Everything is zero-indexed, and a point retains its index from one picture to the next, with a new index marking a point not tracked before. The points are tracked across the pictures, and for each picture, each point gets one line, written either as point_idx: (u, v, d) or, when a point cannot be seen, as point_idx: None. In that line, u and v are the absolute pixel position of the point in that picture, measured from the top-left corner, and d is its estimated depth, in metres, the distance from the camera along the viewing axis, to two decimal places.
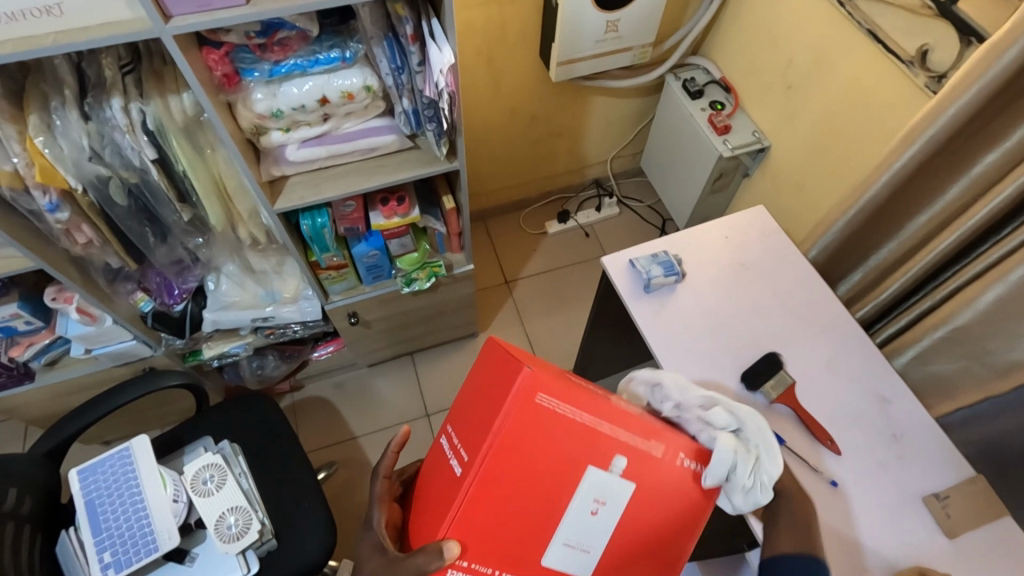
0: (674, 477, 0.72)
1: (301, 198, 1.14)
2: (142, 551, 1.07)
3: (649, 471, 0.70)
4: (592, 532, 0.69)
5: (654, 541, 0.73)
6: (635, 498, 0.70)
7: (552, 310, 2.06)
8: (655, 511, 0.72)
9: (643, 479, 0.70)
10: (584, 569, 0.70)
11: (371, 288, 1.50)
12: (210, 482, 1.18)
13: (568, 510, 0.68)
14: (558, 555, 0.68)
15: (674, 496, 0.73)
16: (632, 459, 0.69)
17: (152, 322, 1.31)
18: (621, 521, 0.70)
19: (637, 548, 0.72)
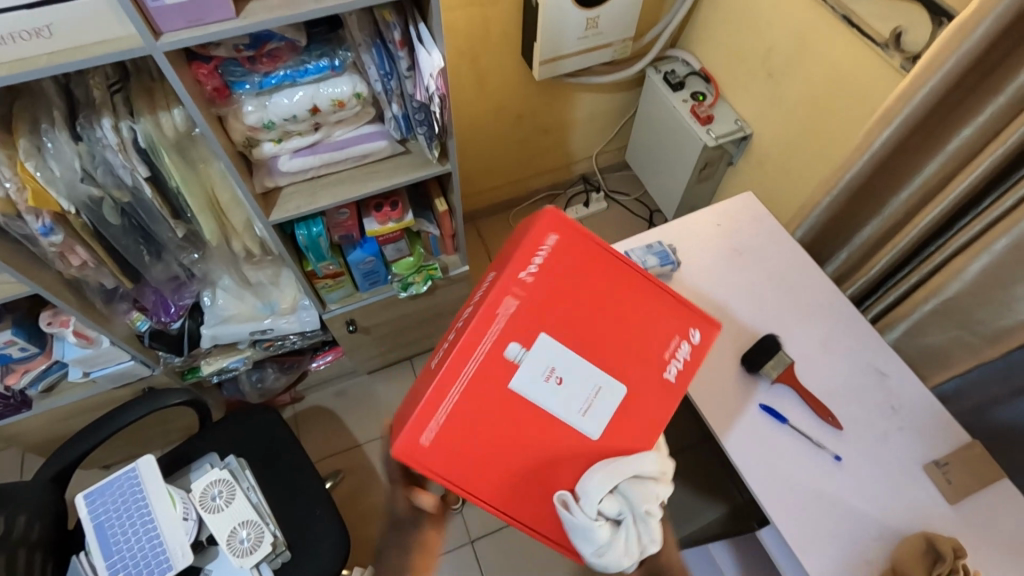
0: (562, 296, 0.79)
1: (296, 208, 1.14)
2: (157, 570, 1.07)
3: (537, 317, 0.78)
4: (579, 376, 0.79)
5: (619, 317, 0.81)
6: (558, 331, 0.79)
7: None
8: (596, 321, 0.80)
9: (544, 319, 0.78)
10: (614, 390, 0.80)
11: (368, 295, 1.50)
12: (218, 498, 1.17)
13: (549, 397, 0.77)
14: (593, 411, 0.79)
15: (583, 288, 0.81)
16: (518, 334, 0.77)
17: (150, 341, 1.31)
18: (580, 340, 0.79)
19: (609, 342, 0.81)
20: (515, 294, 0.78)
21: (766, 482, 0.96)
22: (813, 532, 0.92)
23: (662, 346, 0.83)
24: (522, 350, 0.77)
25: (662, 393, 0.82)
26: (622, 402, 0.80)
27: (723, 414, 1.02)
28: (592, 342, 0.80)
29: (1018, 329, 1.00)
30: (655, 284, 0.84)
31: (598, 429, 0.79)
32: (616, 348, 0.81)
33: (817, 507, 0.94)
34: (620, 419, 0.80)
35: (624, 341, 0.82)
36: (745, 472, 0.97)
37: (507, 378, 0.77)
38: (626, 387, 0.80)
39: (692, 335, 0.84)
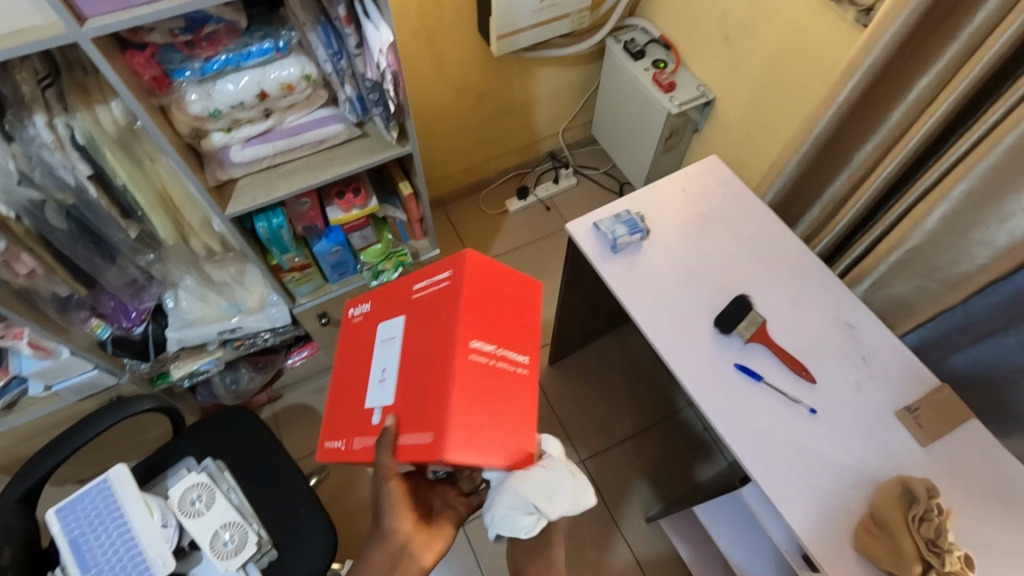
0: (340, 408, 0.92)
1: (253, 200, 1.10)
2: None
3: (349, 419, 0.90)
4: (376, 356, 0.91)
5: (350, 360, 0.95)
6: (354, 389, 0.91)
7: None
8: (350, 372, 0.94)
9: (351, 395, 0.92)
10: (383, 325, 0.93)
11: (338, 286, 1.47)
12: (198, 502, 1.15)
13: (389, 362, 0.88)
14: (384, 333, 0.92)
15: (336, 390, 0.95)
16: (361, 411, 0.88)
17: (113, 349, 1.27)
18: (356, 369, 0.93)
19: (360, 351, 0.94)
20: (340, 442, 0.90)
21: (743, 440, 0.97)
22: (795, 486, 0.94)
23: (356, 316, 0.99)
24: (368, 398, 0.88)
25: (385, 292, 0.97)
26: (393, 315, 0.93)
27: (700, 376, 1.03)
28: (362, 357, 0.93)
29: (976, 273, 1.02)
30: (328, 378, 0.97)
31: (398, 320, 0.91)
32: (363, 343, 0.95)
33: (796, 461, 0.96)
34: (395, 309, 0.93)
35: (356, 343, 0.96)
36: (723, 431, 0.98)
37: (383, 409, 0.85)
38: (380, 319, 0.94)
39: (352, 310, 1.01)
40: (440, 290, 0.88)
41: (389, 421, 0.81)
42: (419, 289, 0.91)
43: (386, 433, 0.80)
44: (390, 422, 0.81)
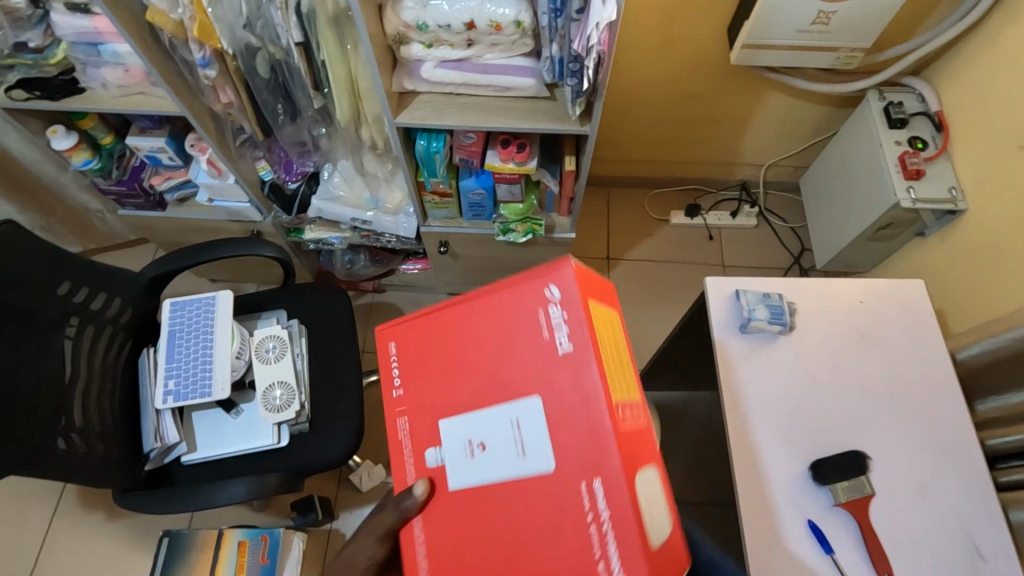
0: (431, 377, 0.76)
1: (423, 119, 1.11)
2: (198, 392, 1.20)
3: (426, 393, 0.76)
4: (495, 416, 0.70)
5: (483, 333, 0.73)
6: (452, 384, 0.74)
7: (642, 303, 1.96)
8: (468, 345, 0.74)
9: (438, 380, 0.75)
10: (534, 406, 0.68)
11: (468, 224, 1.49)
12: (271, 352, 1.30)
13: (490, 448, 0.70)
14: (525, 417, 0.69)
15: (439, 339, 0.76)
16: (431, 420, 0.75)
17: (268, 192, 1.41)
18: (467, 381, 0.73)
19: (492, 352, 0.72)
20: (398, 389, 0.78)
21: None
22: None
23: (543, 317, 0.70)
24: (444, 422, 0.74)
25: (583, 383, 0.66)
26: (549, 423, 0.67)
27: (764, 513, 0.89)
28: (483, 378, 0.72)
29: None
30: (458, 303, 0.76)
31: (546, 455, 0.67)
32: (497, 351, 0.72)
33: None
34: (573, 432, 0.66)
35: (511, 345, 0.71)
36: None
37: (442, 467, 0.73)
38: (539, 392, 0.68)
39: (554, 295, 0.70)
40: (590, 549, 0.64)
41: (417, 489, 0.73)
42: (592, 483, 0.64)
43: (406, 502, 0.72)
44: (421, 492, 0.73)
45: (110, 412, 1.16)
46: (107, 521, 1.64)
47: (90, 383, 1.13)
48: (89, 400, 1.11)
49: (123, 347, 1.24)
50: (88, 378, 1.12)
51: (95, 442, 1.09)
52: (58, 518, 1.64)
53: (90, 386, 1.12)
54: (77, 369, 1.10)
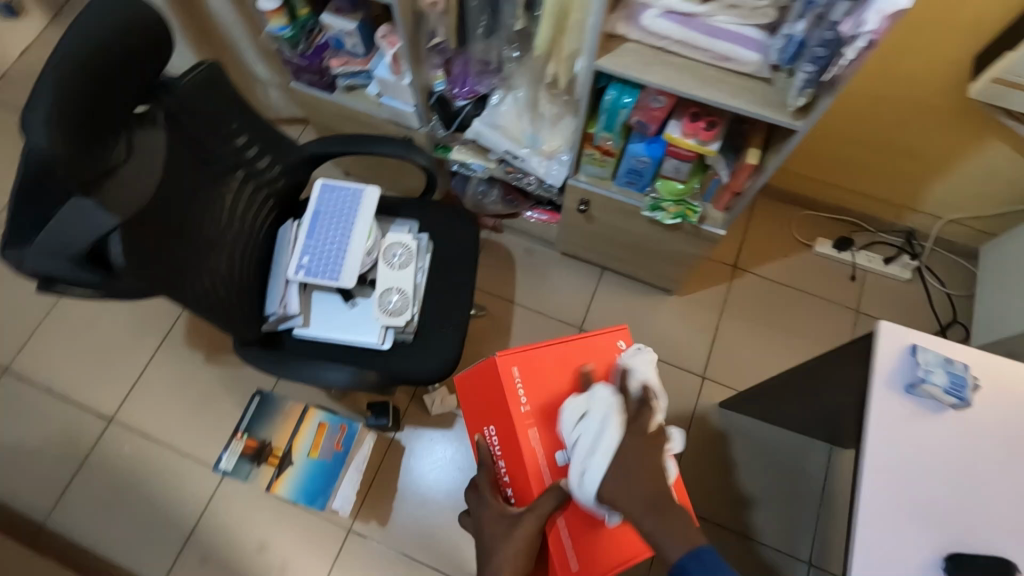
0: (555, 386, 1.02)
1: (626, 67, 1.05)
2: (326, 274, 1.24)
3: (550, 409, 1.01)
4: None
5: (575, 376, 1.04)
6: (565, 405, 1.02)
7: (755, 323, 1.85)
8: (566, 388, 1.03)
9: (543, 394, 1.01)
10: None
11: (616, 189, 1.43)
12: (397, 258, 1.34)
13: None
14: None
15: (546, 368, 1.03)
16: (554, 441, 0.99)
17: (434, 102, 1.42)
18: (569, 396, 1.02)
19: (578, 377, 1.04)
20: (526, 404, 1.00)
21: None
22: None
23: (608, 371, 1.04)
24: (566, 430, 1.00)
25: (611, 381, 1.05)
26: None
27: None
28: (566, 416, 1.02)
29: None
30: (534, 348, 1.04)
31: None
32: (581, 379, 1.04)
33: None
34: None
35: (600, 379, 1.04)
36: None
37: (572, 465, 0.98)
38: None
39: (623, 346, 1.07)
40: (619, 517, 0.97)
41: (569, 478, 0.95)
42: (647, 452, 1.01)
43: (560, 492, 0.95)
44: (564, 486, 0.96)
45: (246, 267, 1.21)
46: (203, 364, 1.77)
47: (236, 236, 1.18)
48: (232, 251, 1.17)
49: (270, 212, 1.29)
50: (237, 230, 1.18)
51: (229, 289, 1.15)
52: (164, 347, 1.80)
53: (237, 237, 1.19)
54: (229, 220, 1.16)
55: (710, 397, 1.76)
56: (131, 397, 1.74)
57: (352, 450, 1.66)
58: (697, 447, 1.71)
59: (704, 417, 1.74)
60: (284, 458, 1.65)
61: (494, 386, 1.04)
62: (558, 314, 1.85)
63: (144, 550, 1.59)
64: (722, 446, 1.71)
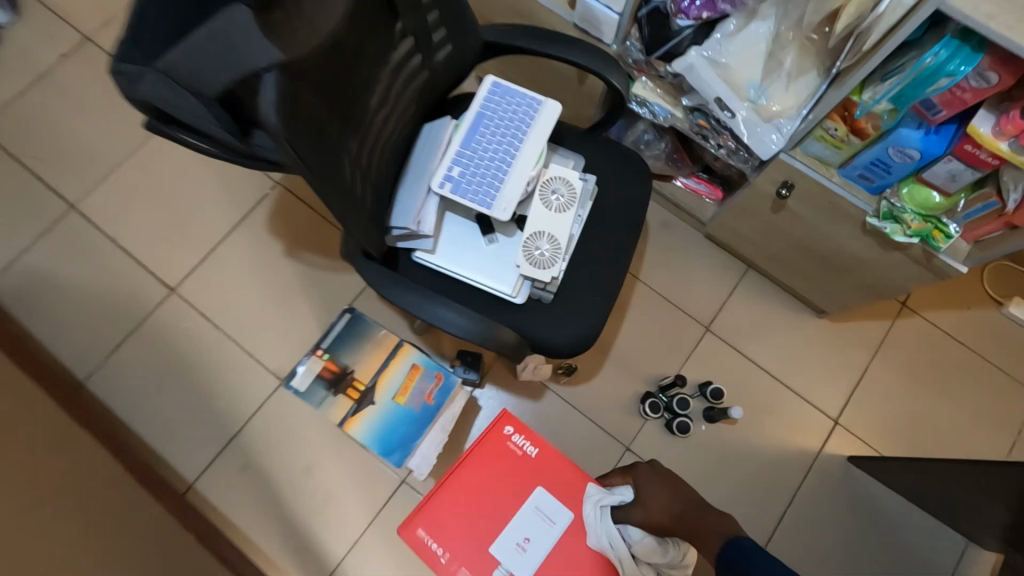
0: (456, 525, 1.13)
1: (987, 19, 0.74)
2: (478, 197, 0.98)
3: (463, 543, 1.12)
4: (523, 518, 1.12)
5: (482, 487, 1.14)
6: (478, 531, 1.12)
7: (911, 376, 1.56)
8: (488, 491, 1.14)
9: (493, 498, 1.14)
10: (543, 494, 1.13)
11: (837, 182, 1.13)
12: (556, 198, 1.07)
13: (533, 536, 1.11)
14: (535, 500, 1.13)
15: (466, 486, 1.14)
16: (480, 562, 1.10)
17: (643, 15, 1.16)
18: (483, 517, 1.12)
19: (487, 485, 1.14)
20: (444, 554, 1.11)
21: None
22: None
23: (513, 451, 1.16)
24: (495, 542, 1.11)
25: (530, 465, 1.16)
26: (547, 489, 1.14)
27: None
28: (496, 510, 1.13)
29: None
30: (450, 482, 1.14)
31: (561, 510, 1.12)
32: (491, 484, 1.14)
33: None
34: (549, 479, 1.15)
35: (512, 477, 1.15)
36: None
37: None
38: (539, 482, 1.14)
39: (508, 430, 1.17)
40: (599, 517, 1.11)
41: None
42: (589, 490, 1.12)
43: None
44: None
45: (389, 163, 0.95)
46: (281, 257, 1.57)
47: (385, 121, 0.92)
48: (376, 137, 0.91)
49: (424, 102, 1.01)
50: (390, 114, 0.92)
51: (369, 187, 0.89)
52: (242, 227, 1.59)
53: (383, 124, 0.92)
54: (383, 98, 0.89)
55: (838, 446, 1.50)
56: (200, 272, 1.56)
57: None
58: (810, 498, 1.47)
59: (827, 467, 1.49)
60: None
61: (420, 548, 1.12)
62: (686, 304, 1.59)
63: (181, 442, 1.44)
64: (840, 506, 1.47)
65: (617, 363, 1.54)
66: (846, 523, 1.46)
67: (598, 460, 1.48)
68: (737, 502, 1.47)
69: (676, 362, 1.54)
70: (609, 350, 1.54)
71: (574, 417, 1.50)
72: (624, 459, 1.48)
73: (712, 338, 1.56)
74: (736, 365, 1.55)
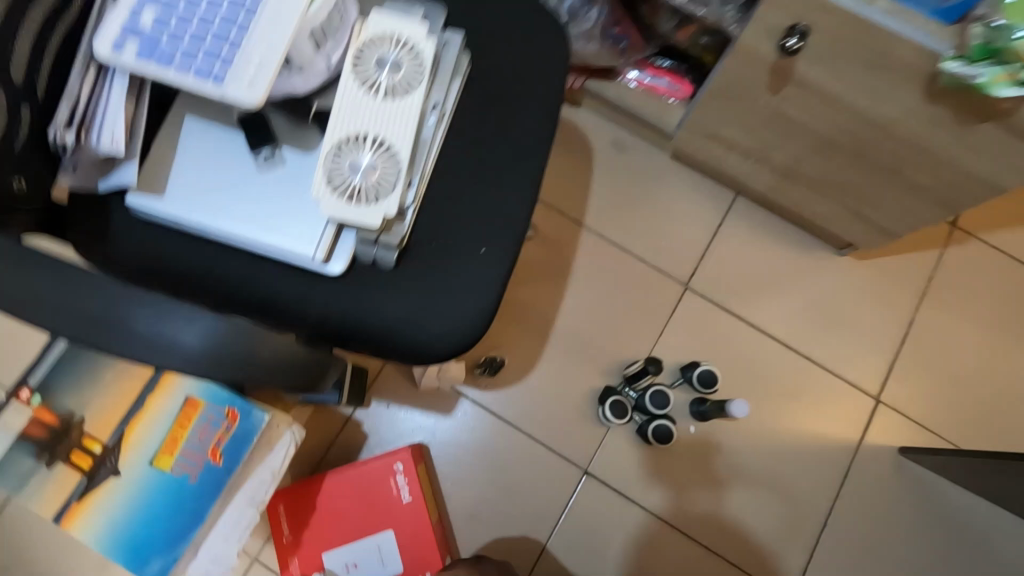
0: (310, 510, 0.85)
1: None
2: (201, 64, 0.48)
3: (311, 531, 0.85)
4: (363, 544, 0.85)
5: (347, 492, 0.86)
6: (319, 529, 0.85)
7: (974, 324, 1.11)
8: (352, 495, 0.86)
9: (351, 502, 0.86)
10: (389, 540, 0.85)
11: (886, 12, 0.65)
12: (386, 72, 0.57)
13: (364, 566, 0.84)
14: (379, 543, 0.85)
15: (331, 482, 0.86)
16: (302, 560, 0.84)
17: None
18: (332, 519, 0.85)
19: (354, 490, 0.86)
20: (285, 533, 0.84)
21: None
22: None
23: (394, 485, 0.87)
24: (327, 553, 0.84)
25: (405, 510, 0.86)
26: (399, 541, 0.86)
27: None
28: (341, 523, 0.85)
29: None
30: (342, 472, 0.86)
31: (397, 564, 0.85)
32: (359, 493, 0.86)
33: None
34: (408, 538, 0.86)
35: (373, 508, 0.86)
36: None
37: None
38: (393, 526, 0.86)
39: (400, 468, 0.87)
40: None
41: None
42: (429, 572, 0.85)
43: None
44: None
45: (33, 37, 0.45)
46: None
47: None
48: None
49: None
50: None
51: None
52: None
53: None
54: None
55: (885, 434, 1.05)
56: None
57: (229, 480, 0.68)
58: (850, 514, 1.03)
59: (870, 467, 1.04)
60: (105, 459, 0.68)
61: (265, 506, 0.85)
62: (654, 254, 1.11)
63: None
64: (894, 519, 1.03)
65: (563, 349, 1.06)
66: (902, 543, 1.02)
67: (544, 493, 1.01)
68: (747, 531, 1.02)
69: (646, 339, 1.07)
70: (550, 332, 1.07)
71: (506, 434, 1.03)
72: (582, 488, 1.01)
73: (695, 300, 1.09)
74: (731, 335, 1.08)
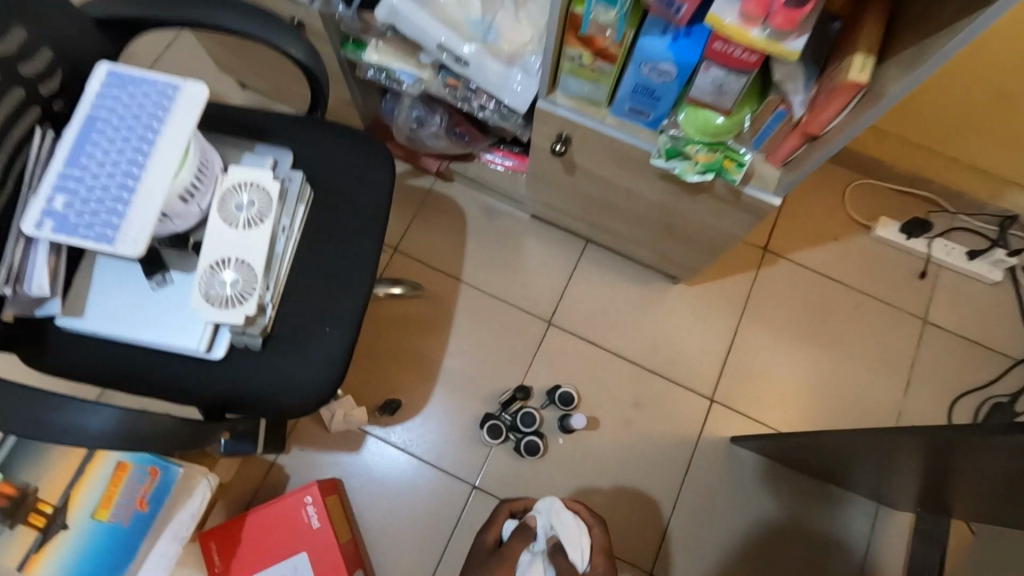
0: (237, 542, 1.04)
1: None
2: (94, 235, 0.69)
3: (237, 559, 1.04)
4: (281, 566, 1.04)
5: (266, 524, 1.05)
6: (244, 557, 1.04)
7: (786, 328, 1.36)
8: (270, 526, 1.05)
9: (270, 532, 1.05)
10: (303, 560, 1.05)
11: (612, 125, 0.90)
12: (243, 211, 0.80)
13: None
14: (294, 564, 1.04)
15: (252, 517, 1.05)
16: None
17: None
18: (254, 548, 1.04)
19: (271, 522, 1.06)
20: (216, 563, 1.03)
21: None
22: None
23: (304, 515, 1.06)
24: None
25: (315, 535, 1.06)
26: (311, 561, 1.05)
27: None
28: (262, 550, 1.05)
29: None
30: (261, 511, 1.06)
31: None
32: (276, 523, 1.06)
33: None
34: (318, 557, 1.05)
35: (288, 535, 1.06)
36: None
37: None
38: (305, 548, 1.05)
39: (308, 500, 1.06)
40: None
41: None
42: None
43: None
44: None
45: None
46: None
47: None
48: None
49: (33, 117, 0.73)
50: None
51: None
52: None
53: None
54: None
55: (719, 427, 1.29)
56: None
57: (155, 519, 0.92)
58: (697, 496, 1.25)
59: (709, 455, 1.28)
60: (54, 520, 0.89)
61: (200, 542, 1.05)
62: (522, 299, 1.34)
63: None
64: (732, 496, 1.25)
65: (450, 386, 1.28)
66: (741, 514, 1.25)
67: (442, 508, 1.22)
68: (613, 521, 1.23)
69: (518, 370, 1.30)
70: (439, 372, 1.29)
71: (407, 463, 1.24)
72: (472, 500, 1.22)
73: (557, 333, 1.33)
74: (588, 359, 1.31)
